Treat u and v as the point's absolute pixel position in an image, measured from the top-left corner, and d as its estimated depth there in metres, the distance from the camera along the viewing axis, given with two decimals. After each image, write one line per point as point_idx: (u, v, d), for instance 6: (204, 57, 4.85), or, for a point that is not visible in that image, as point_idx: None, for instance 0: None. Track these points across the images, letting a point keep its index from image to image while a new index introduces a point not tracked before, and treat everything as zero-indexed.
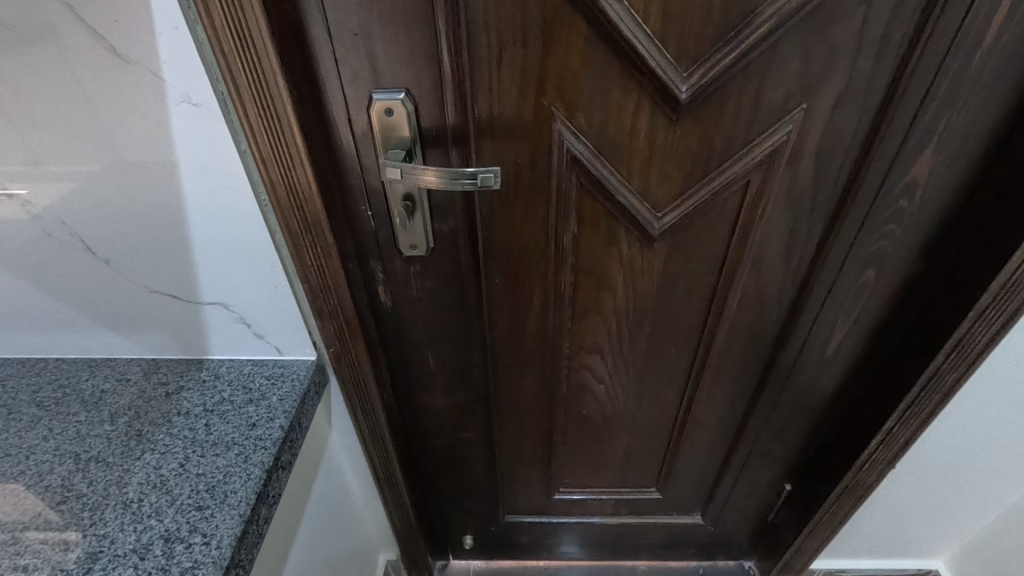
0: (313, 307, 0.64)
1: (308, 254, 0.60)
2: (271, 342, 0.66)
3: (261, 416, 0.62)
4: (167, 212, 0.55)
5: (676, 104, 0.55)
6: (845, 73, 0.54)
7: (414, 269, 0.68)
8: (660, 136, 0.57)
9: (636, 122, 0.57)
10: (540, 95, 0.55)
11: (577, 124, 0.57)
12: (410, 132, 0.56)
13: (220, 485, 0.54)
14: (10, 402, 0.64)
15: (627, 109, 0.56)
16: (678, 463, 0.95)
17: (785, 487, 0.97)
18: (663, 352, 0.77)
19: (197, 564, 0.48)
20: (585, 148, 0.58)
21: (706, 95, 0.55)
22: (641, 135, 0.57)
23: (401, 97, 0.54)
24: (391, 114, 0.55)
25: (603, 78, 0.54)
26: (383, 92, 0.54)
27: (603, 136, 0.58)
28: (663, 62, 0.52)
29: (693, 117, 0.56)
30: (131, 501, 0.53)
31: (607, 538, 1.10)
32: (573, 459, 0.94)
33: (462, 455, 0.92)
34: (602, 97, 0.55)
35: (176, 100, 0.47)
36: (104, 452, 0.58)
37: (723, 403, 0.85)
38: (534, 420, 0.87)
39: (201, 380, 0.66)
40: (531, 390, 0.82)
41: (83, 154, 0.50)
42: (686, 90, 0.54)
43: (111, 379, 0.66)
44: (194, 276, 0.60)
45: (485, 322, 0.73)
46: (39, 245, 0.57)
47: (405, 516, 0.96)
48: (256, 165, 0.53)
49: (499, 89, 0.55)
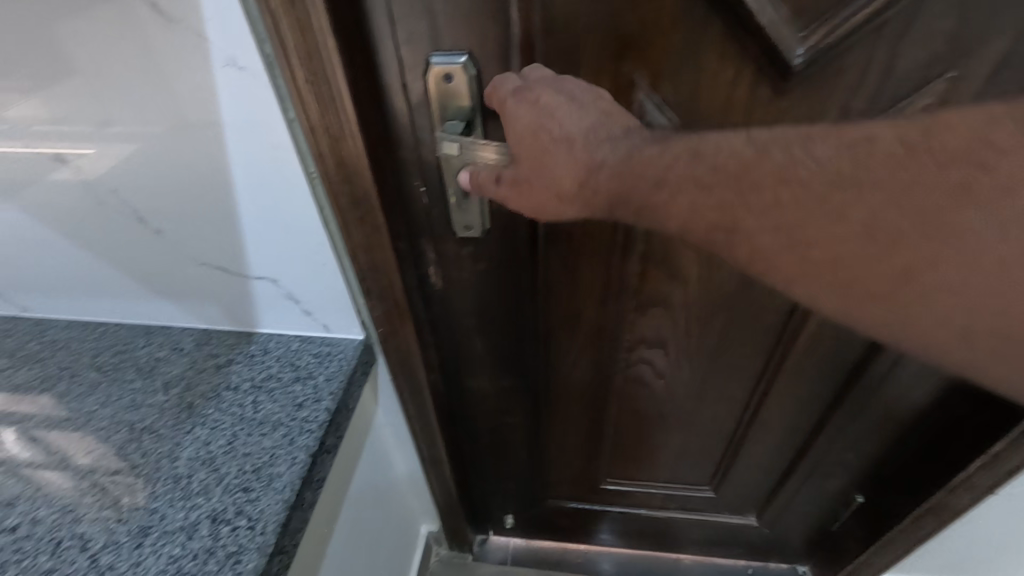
0: (363, 286, 0.61)
1: (357, 233, 0.56)
2: (319, 319, 0.64)
3: (307, 396, 0.60)
4: (216, 184, 0.53)
5: (787, 70, 0.46)
6: (1009, 34, 0.44)
7: (467, 251, 0.63)
8: (760, 109, 0.49)
9: (734, 92, 0.49)
10: (621, 59, 0.48)
11: (663, 94, 0.50)
12: (470, 100, 0.50)
13: (266, 466, 0.53)
14: (72, 364, 0.65)
15: (725, 76, 0.48)
16: (736, 463, 0.89)
17: (855, 498, 0.89)
18: (734, 349, 0.71)
19: (242, 549, 0.47)
20: (669, 122, 0.51)
21: (824, 59, 0.46)
22: (737, 108, 0.50)
23: (464, 62, 0.48)
24: (451, 80, 0.49)
25: (700, 41, 0.47)
26: (443, 54, 0.48)
27: (692, 109, 0.50)
28: (776, 19, 0.43)
29: (804, 86, 0.48)
30: (181, 476, 0.52)
31: (652, 530, 1.06)
32: (623, 452, 0.90)
33: (508, 440, 0.89)
34: (694, 63, 0.48)
35: (221, 64, 0.44)
36: (157, 423, 0.58)
37: (796, 407, 0.78)
38: (585, 410, 0.83)
39: (249, 354, 0.65)
40: (584, 380, 0.78)
41: (132, 120, 0.48)
42: (801, 54, 0.45)
43: (166, 347, 0.66)
44: (242, 249, 0.58)
45: (540, 309, 0.68)
46: (93, 211, 0.56)
47: (447, 494, 0.95)
48: (304, 135, 0.49)
49: (575, 52, 0.48)
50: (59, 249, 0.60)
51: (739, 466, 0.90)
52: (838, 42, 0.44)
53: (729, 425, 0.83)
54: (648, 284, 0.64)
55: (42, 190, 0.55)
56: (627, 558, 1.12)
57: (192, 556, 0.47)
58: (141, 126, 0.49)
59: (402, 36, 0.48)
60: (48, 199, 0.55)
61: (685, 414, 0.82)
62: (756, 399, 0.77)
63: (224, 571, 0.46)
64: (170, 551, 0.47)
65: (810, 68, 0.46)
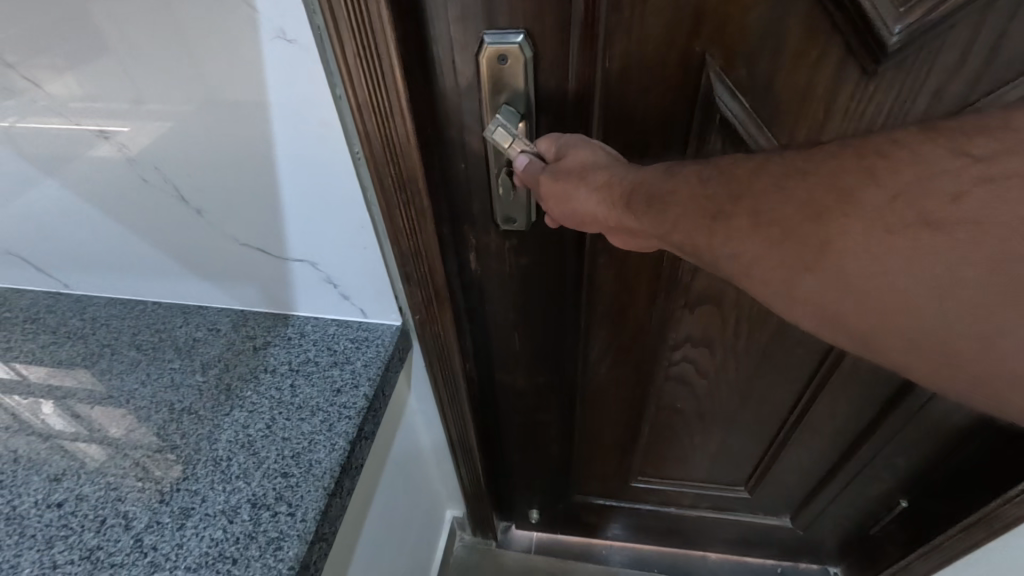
0: (403, 272, 0.60)
1: (400, 216, 0.55)
2: (356, 304, 0.63)
3: (344, 381, 0.59)
4: (258, 163, 0.51)
5: (881, 50, 0.43)
6: None
7: (511, 245, 0.61)
8: (844, 94, 0.47)
9: (815, 76, 0.46)
10: (692, 39, 0.46)
11: (735, 79, 0.47)
12: (525, 82, 0.48)
13: (305, 452, 0.53)
14: (113, 342, 0.66)
15: (808, 56, 0.45)
16: (777, 465, 0.87)
17: (899, 503, 0.85)
18: (786, 350, 0.68)
19: (283, 535, 0.47)
20: (739, 109, 0.48)
21: (922, 37, 0.43)
22: (816, 94, 0.47)
23: (519, 39, 0.45)
24: (505, 61, 0.46)
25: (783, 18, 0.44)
26: (496, 32, 0.46)
27: (766, 91, 0.48)
28: None
29: (896, 70, 0.45)
30: (221, 459, 0.52)
31: (683, 529, 1.04)
32: (660, 450, 0.88)
33: (539, 436, 0.88)
34: (772, 43, 0.45)
35: (270, 36, 0.42)
36: (196, 404, 0.58)
37: (845, 410, 0.74)
38: (623, 408, 0.81)
39: (286, 337, 0.64)
40: (624, 379, 0.76)
41: (176, 95, 0.47)
42: (898, 31, 0.42)
43: (204, 328, 0.66)
44: (283, 230, 0.57)
45: (584, 307, 0.66)
46: (135, 189, 0.55)
47: (476, 483, 0.95)
48: (351, 113, 0.47)
49: (643, 34, 0.46)
50: (101, 227, 0.60)
51: (778, 467, 0.87)
52: (940, 21, 0.41)
53: (772, 425, 0.80)
54: (700, 280, 0.61)
55: (86, 166, 0.54)
56: (655, 556, 1.11)
57: (234, 540, 0.46)
58: (185, 102, 0.47)
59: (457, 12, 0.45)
60: (91, 175, 0.55)
61: (726, 413, 0.79)
62: (804, 399, 0.75)
63: (265, 557, 0.45)
64: (212, 534, 0.47)
65: (905, 50, 0.43)
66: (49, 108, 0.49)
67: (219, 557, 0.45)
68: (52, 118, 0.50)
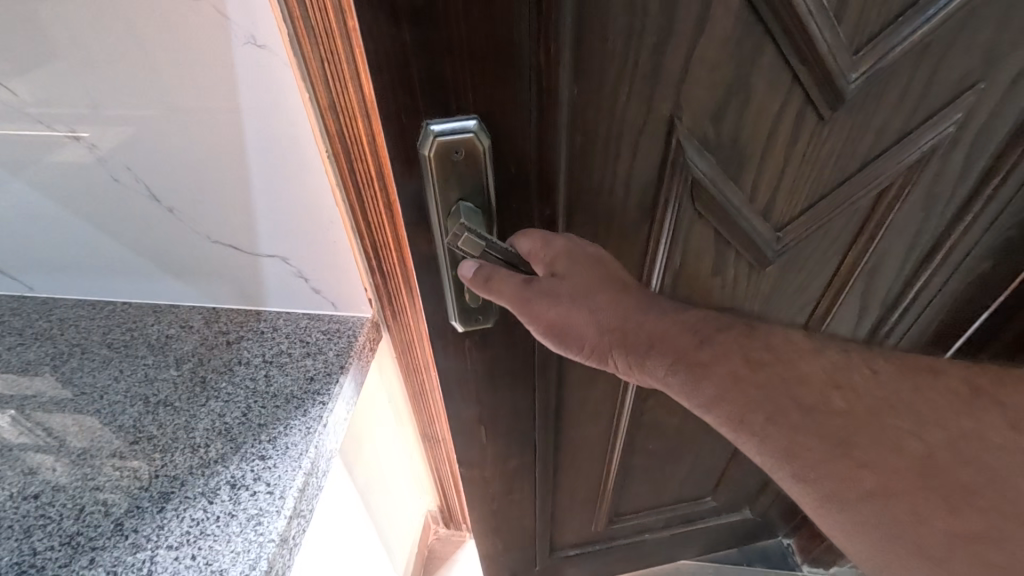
0: (373, 267, 0.63)
1: (369, 213, 0.58)
2: (327, 297, 0.66)
3: (318, 370, 0.62)
4: (231, 164, 0.54)
5: (836, 99, 0.49)
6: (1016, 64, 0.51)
7: (476, 340, 0.59)
8: (801, 140, 0.51)
9: (774, 129, 0.50)
10: (658, 107, 0.46)
11: (704, 140, 0.49)
12: (482, 170, 0.45)
13: (282, 436, 0.55)
14: (83, 341, 0.66)
15: (766, 111, 0.49)
16: (734, 470, 0.94)
17: None
18: None
19: (263, 512, 0.49)
20: (709, 170, 0.51)
21: (867, 85, 0.49)
22: (775, 145, 0.51)
23: (469, 123, 0.43)
24: (459, 153, 0.43)
25: (750, 78, 0.46)
26: (444, 120, 0.42)
27: (732, 150, 0.50)
28: (832, 47, 0.45)
29: (843, 116, 0.51)
30: (199, 446, 0.54)
31: (657, 546, 1.08)
32: (633, 485, 0.91)
33: (515, 513, 0.86)
34: (736, 101, 0.47)
35: (241, 41, 0.45)
36: (171, 396, 0.59)
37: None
38: (593, 461, 0.83)
39: (259, 331, 0.66)
40: (598, 434, 0.78)
41: (149, 97, 0.49)
42: (852, 79, 0.47)
43: (175, 325, 0.67)
44: (254, 226, 0.59)
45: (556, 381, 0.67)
46: (109, 192, 0.57)
47: (449, 471, 1.00)
48: (318, 114, 0.50)
49: (610, 110, 0.46)
50: (71, 227, 0.61)
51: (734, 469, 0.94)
52: (882, 71, 0.48)
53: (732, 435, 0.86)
54: None
55: (57, 167, 0.55)
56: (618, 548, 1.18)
57: (215, 519, 0.49)
58: (159, 106, 0.50)
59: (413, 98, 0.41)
60: (63, 179, 0.56)
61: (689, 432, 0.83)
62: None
63: (246, 532, 0.48)
64: (193, 514, 0.49)
65: (855, 98, 0.49)
66: (22, 114, 0.51)
67: (200, 534, 0.47)
68: (24, 123, 0.52)
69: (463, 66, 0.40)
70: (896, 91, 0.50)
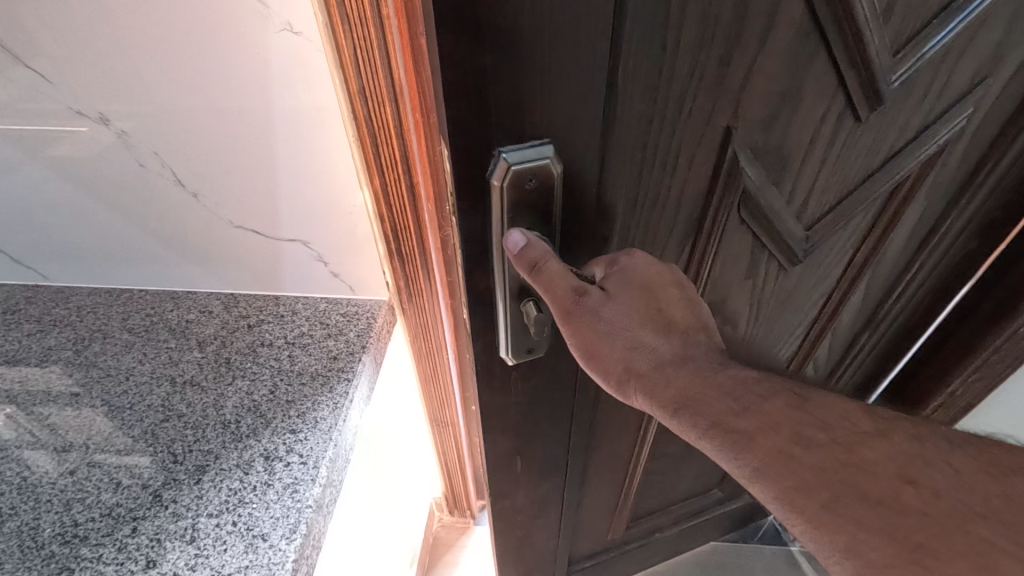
0: (393, 250, 0.65)
1: (390, 197, 0.60)
2: (346, 281, 0.68)
3: (340, 349, 0.64)
4: (258, 150, 0.56)
5: (876, 101, 0.45)
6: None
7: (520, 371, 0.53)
8: (838, 142, 0.47)
9: (817, 130, 0.46)
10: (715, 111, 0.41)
11: (756, 145, 0.44)
12: (553, 201, 0.40)
13: (311, 411, 0.57)
14: (103, 327, 0.67)
15: (811, 115, 0.45)
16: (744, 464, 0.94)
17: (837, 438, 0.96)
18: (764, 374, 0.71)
19: (298, 481, 0.51)
20: (757, 175, 0.46)
21: (903, 86, 0.46)
22: (814, 147, 0.47)
23: (543, 148, 0.37)
24: (531, 180, 0.38)
25: (800, 83, 0.42)
26: (517, 146, 0.37)
27: (777, 155, 0.46)
28: (877, 48, 0.42)
29: (879, 117, 0.47)
30: (229, 422, 0.56)
31: (666, 547, 1.06)
32: (649, 493, 0.88)
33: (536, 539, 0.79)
34: (788, 108, 0.43)
35: (278, 28, 0.47)
36: (198, 376, 0.61)
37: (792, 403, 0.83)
38: (613, 476, 0.78)
39: (279, 314, 0.68)
40: (619, 448, 0.74)
41: (180, 84, 0.51)
42: (892, 81, 0.44)
43: (195, 310, 0.69)
44: (276, 211, 0.61)
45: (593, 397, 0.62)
46: (135, 178, 0.59)
47: (456, 455, 1.03)
48: (346, 100, 0.52)
49: (664, 111, 0.39)
50: (94, 213, 0.62)
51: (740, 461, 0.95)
52: (918, 71, 0.45)
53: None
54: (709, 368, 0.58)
55: (85, 152, 0.57)
56: None
57: (252, 488, 0.50)
58: (191, 93, 0.52)
59: (481, 120, 0.35)
60: (91, 166, 0.58)
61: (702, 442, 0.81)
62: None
63: (283, 500, 0.50)
64: (230, 485, 0.51)
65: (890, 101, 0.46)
66: (54, 100, 0.53)
67: (239, 503, 0.49)
68: (56, 110, 0.53)
69: (529, 79, 0.34)
70: (927, 93, 0.48)
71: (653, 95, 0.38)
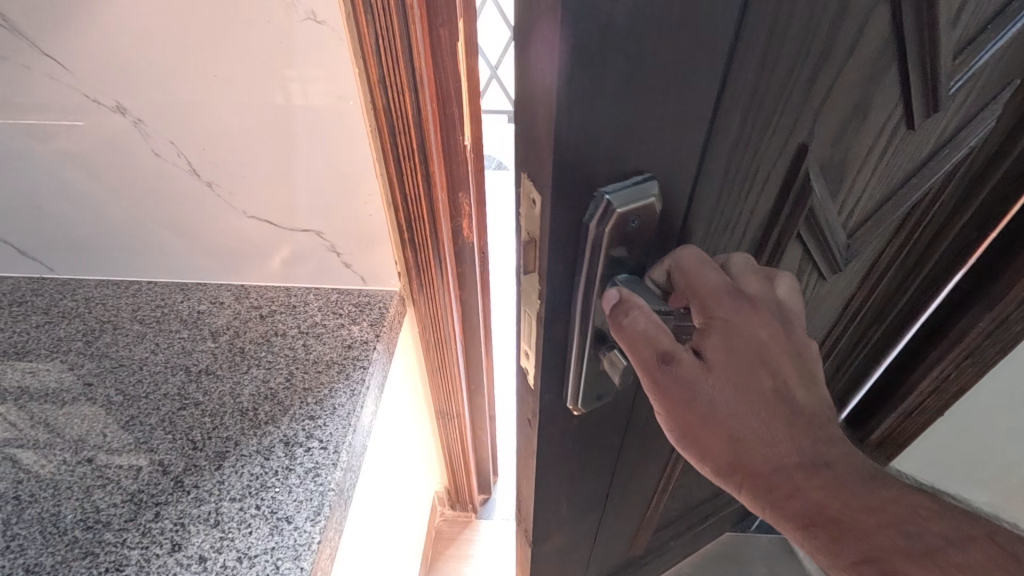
0: (406, 240, 0.66)
1: (406, 186, 0.60)
2: (357, 271, 0.69)
3: (354, 338, 0.65)
4: (275, 139, 0.56)
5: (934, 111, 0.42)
6: None
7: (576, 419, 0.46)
8: (891, 152, 0.44)
9: (877, 140, 0.41)
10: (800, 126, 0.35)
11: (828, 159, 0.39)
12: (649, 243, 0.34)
13: (328, 398, 0.58)
14: (113, 318, 0.67)
15: (876, 126, 0.40)
16: None
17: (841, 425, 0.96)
18: None
19: (319, 465, 0.52)
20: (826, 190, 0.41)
21: (956, 91, 0.43)
22: (870, 158, 0.43)
23: (646, 184, 0.32)
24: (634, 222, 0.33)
25: (874, 94, 0.37)
26: (619, 183, 0.32)
27: (840, 168, 0.41)
28: (945, 55, 0.38)
29: (929, 124, 0.44)
30: (247, 409, 0.56)
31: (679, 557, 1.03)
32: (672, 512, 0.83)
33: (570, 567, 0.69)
34: (860, 119, 0.39)
35: (301, 17, 0.48)
36: (213, 365, 0.61)
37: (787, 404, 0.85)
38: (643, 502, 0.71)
39: (290, 304, 0.69)
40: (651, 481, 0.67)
41: (200, 73, 0.52)
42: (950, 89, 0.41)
43: (206, 301, 0.69)
44: (291, 201, 0.62)
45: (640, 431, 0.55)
46: (149, 167, 0.59)
47: (460, 448, 1.04)
48: (366, 89, 0.53)
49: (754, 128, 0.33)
50: (107, 203, 0.62)
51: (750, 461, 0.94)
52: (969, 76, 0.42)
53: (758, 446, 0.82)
54: None
55: (100, 142, 0.57)
56: None
57: (274, 472, 0.51)
58: (209, 81, 0.52)
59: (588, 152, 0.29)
60: (105, 156, 0.58)
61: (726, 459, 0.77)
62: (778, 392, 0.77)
63: (306, 483, 0.50)
64: (251, 470, 0.51)
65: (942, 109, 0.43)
66: (69, 88, 0.53)
67: (261, 487, 0.50)
68: (72, 98, 0.54)
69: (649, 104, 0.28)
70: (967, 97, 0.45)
71: (756, 117, 0.33)
